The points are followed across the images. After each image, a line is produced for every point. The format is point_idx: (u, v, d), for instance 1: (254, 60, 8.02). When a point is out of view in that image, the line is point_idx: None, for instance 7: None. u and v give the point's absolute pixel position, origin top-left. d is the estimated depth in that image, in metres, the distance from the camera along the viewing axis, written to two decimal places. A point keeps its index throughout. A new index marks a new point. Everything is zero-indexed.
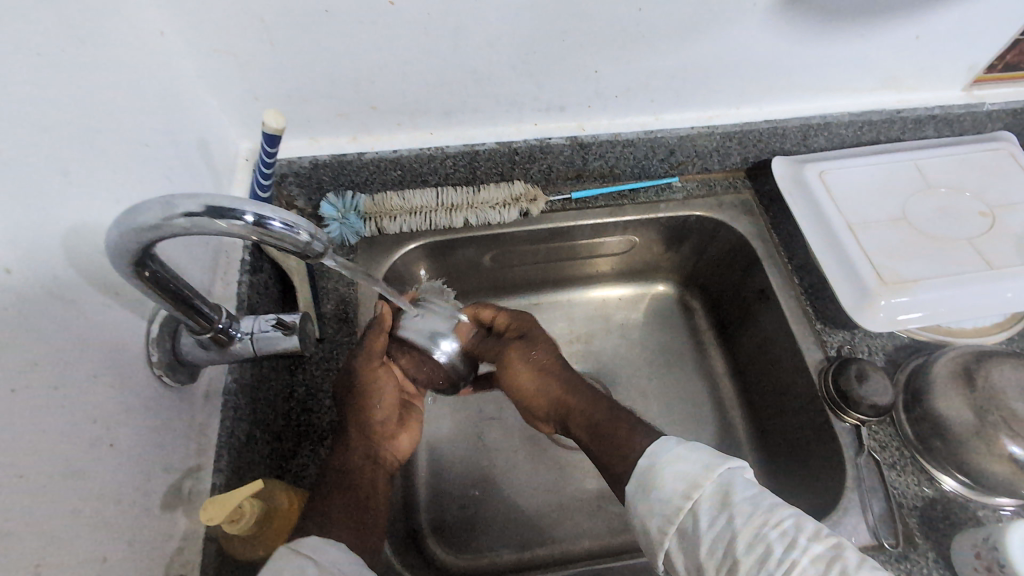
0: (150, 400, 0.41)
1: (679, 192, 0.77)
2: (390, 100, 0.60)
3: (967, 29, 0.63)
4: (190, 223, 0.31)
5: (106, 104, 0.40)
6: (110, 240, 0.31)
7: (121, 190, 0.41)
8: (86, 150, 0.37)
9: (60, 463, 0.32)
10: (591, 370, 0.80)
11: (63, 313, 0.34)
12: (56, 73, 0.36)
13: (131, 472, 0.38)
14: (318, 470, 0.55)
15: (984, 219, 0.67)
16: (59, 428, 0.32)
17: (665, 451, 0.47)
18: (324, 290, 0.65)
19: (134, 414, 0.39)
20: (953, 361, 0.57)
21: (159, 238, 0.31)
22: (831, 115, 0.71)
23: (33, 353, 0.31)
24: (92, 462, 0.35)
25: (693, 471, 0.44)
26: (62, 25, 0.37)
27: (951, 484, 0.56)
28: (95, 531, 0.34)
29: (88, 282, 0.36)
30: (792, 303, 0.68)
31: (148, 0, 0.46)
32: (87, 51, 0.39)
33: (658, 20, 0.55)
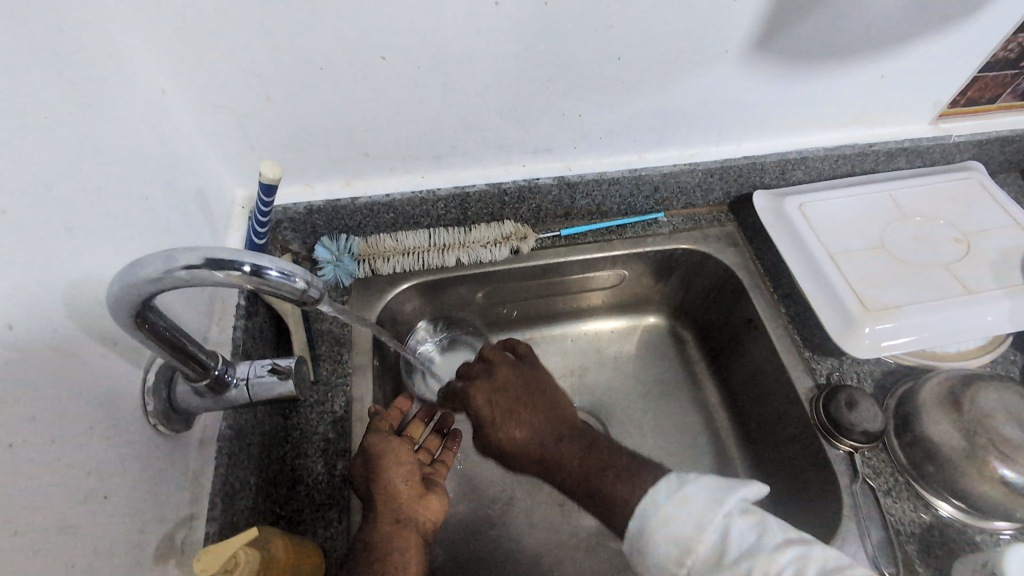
0: (145, 449, 0.41)
1: (664, 227, 0.79)
2: (382, 147, 0.62)
3: (928, 68, 0.67)
4: (189, 276, 0.32)
5: (109, 160, 0.42)
6: (111, 294, 0.32)
7: (121, 242, 0.42)
8: (89, 206, 0.39)
9: (56, 516, 0.32)
10: (586, 404, 0.80)
11: (61, 366, 0.34)
12: (62, 134, 0.37)
13: (126, 524, 0.38)
14: (314, 515, 0.54)
15: (959, 245, 0.69)
16: (52, 481, 0.32)
17: (655, 510, 0.47)
18: (318, 332, 0.65)
19: (128, 464, 0.39)
20: (939, 385, 0.59)
21: (159, 291, 0.32)
22: (807, 150, 0.74)
23: (31, 406, 0.32)
24: (86, 514, 0.34)
25: (685, 533, 0.45)
26: (66, 87, 0.38)
27: (948, 510, 0.56)
28: None
29: (87, 333, 0.37)
30: (780, 332, 0.69)
31: (150, 61, 0.48)
32: (90, 109, 0.41)
33: (637, 67, 0.58)
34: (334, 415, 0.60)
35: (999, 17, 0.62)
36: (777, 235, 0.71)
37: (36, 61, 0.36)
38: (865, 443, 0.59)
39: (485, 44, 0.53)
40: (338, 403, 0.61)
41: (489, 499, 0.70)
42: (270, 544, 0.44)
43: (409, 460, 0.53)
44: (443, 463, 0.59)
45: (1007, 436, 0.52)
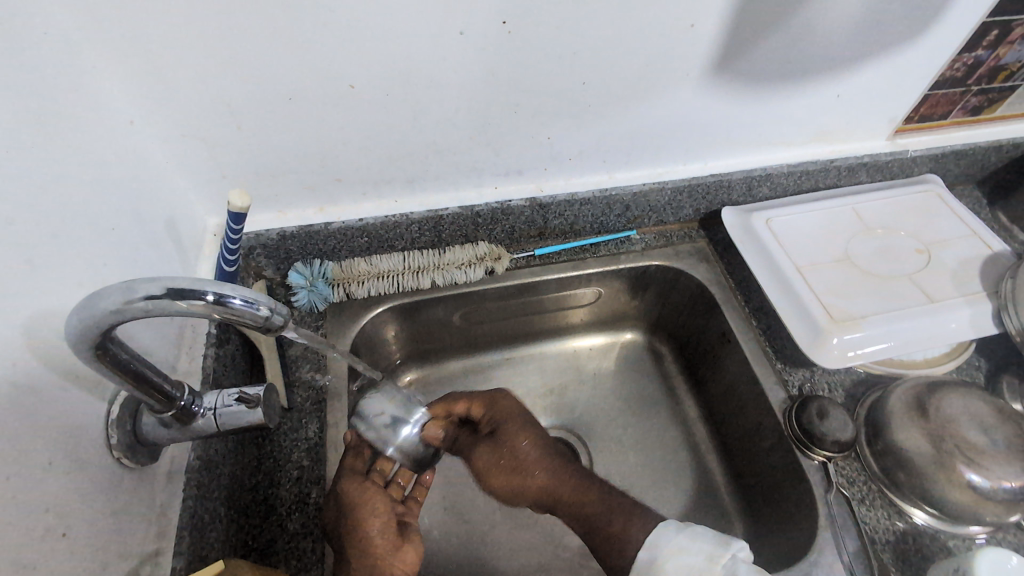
0: (107, 484, 0.40)
1: (637, 244, 0.80)
2: (354, 172, 0.63)
3: (881, 87, 0.70)
4: (149, 305, 0.32)
5: (74, 191, 0.42)
6: (72, 328, 0.32)
7: (86, 273, 0.41)
8: (52, 239, 0.39)
9: (10, 555, 0.31)
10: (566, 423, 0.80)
11: (18, 400, 0.34)
12: (25, 167, 0.37)
13: (86, 561, 0.37)
14: (287, 546, 0.53)
15: (919, 256, 0.71)
16: (5, 518, 0.31)
17: (665, 542, 0.49)
18: (291, 357, 0.65)
19: (89, 499, 0.38)
20: (906, 393, 0.60)
21: (120, 323, 0.32)
22: (771, 167, 0.76)
23: None
24: (42, 553, 0.33)
25: (696, 563, 0.47)
26: (30, 121, 0.38)
27: (921, 517, 0.57)
28: None
29: (46, 366, 0.36)
30: (752, 344, 0.70)
31: (118, 93, 0.49)
32: (54, 141, 0.41)
33: (601, 90, 0.60)
34: (308, 442, 0.59)
35: (945, 37, 0.65)
36: (745, 249, 0.73)
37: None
38: (836, 452, 0.60)
39: (452, 71, 0.54)
40: (311, 429, 0.60)
41: (468, 522, 0.69)
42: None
43: (386, 512, 0.51)
44: (415, 501, 0.58)
45: (972, 441, 0.54)
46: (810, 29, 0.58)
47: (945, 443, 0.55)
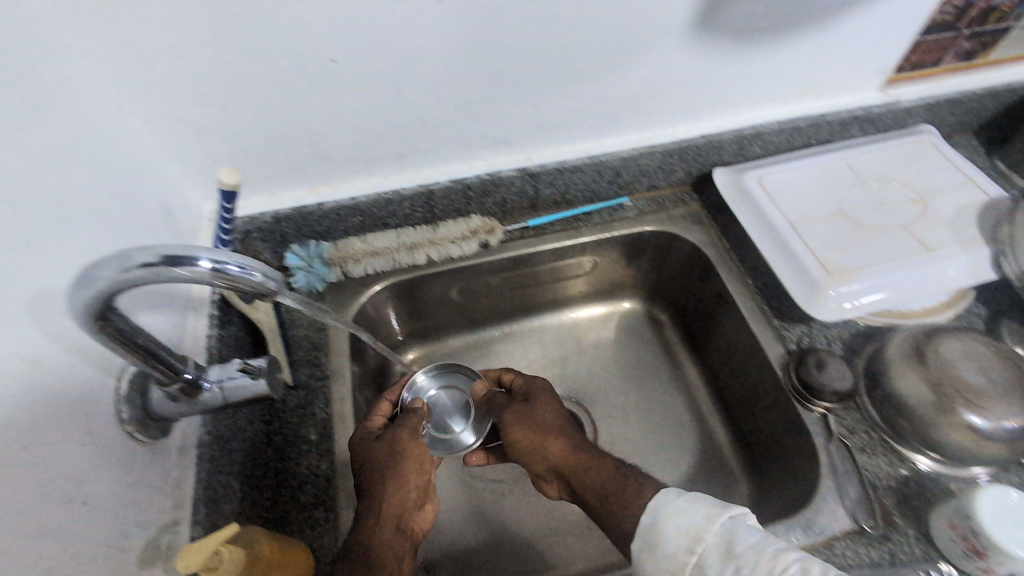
0: (131, 463, 0.42)
1: (631, 210, 0.79)
2: (338, 151, 0.61)
3: (872, 36, 0.67)
4: (146, 274, 0.31)
5: (61, 159, 0.41)
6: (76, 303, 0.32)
7: (97, 238, 0.43)
8: (55, 205, 0.39)
9: (56, 499, 0.34)
10: (569, 393, 0.80)
11: (36, 379, 0.35)
12: (19, 149, 0.37)
13: (128, 513, 0.40)
14: (301, 516, 0.54)
15: (915, 206, 0.70)
16: (42, 489, 0.33)
17: (665, 503, 0.47)
18: (295, 337, 0.65)
19: (113, 473, 0.39)
20: (903, 341, 0.59)
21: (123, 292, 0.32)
22: (761, 125, 0.74)
23: (38, 416, 0.34)
24: (70, 519, 0.35)
25: (694, 525, 0.45)
26: (13, 119, 0.37)
27: (925, 463, 0.57)
28: (84, 541, 0.36)
29: (63, 350, 0.37)
30: (749, 304, 0.70)
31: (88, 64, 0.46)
32: (54, 142, 0.41)
33: (585, 52, 0.58)
34: (324, 425, 0.59)
35: None
36: (739, 211, 0.72)
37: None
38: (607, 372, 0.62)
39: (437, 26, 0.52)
40: (320, 405, 0.60)
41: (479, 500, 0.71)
42: (255, 542, 0.44)
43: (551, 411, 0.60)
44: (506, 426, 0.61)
45: (971, 383, 0.54)
46: None
47: (931, 373, 0.56)
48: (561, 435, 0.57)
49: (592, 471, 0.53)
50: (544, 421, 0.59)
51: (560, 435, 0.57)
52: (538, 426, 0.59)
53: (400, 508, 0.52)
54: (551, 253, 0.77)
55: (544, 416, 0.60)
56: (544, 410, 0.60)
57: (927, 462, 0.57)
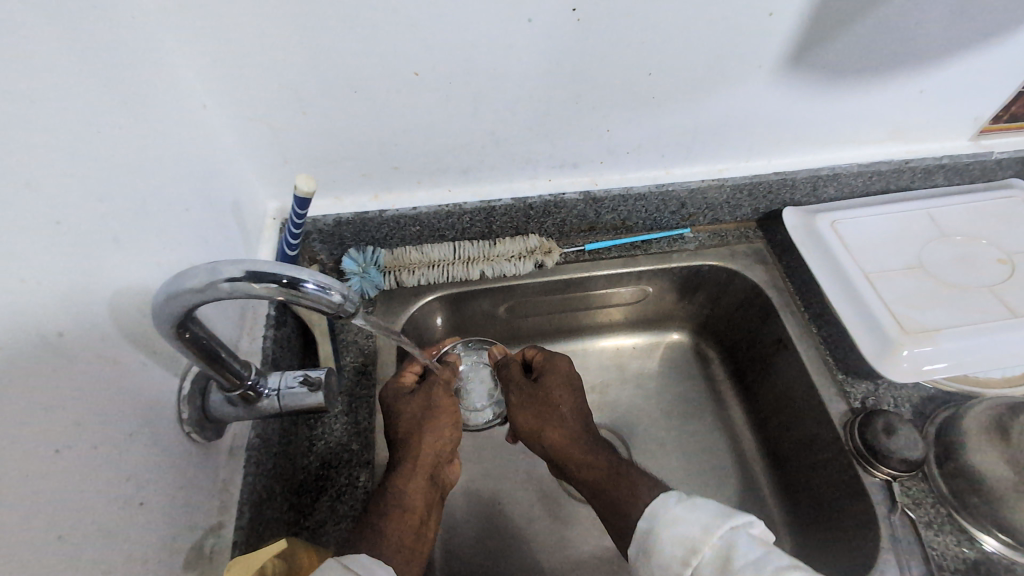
0: (182, 460, 0.42)
1: (691, 242, 0.77)
2: (407, 161, 0.61)
3: (972, 84, 0.64)
4: (231, 288, 0.32)
5: (149, 154, 0.42)
6: (157, 307, 0.32)
7: (173, 234, 0.44)
8: (139, 200, 0.40)
9: (115, 495, 0.34)
10: (608, 423, 0.77)
11: (107, 372, 0.35)
12: (114, 144, 0.38)
13: (175, 512, 0.40)
14: (337, 526, 0.53)
15: (1002, 266, 0.66)
16: (103, 483, 0.33)
17: (662, 511, 0.47)
18: (343, 342, 0.65)
19: (166, 470, 0.40)
20: (984, 413, 0.55)
21: (202, 303, 0.32)
22: (839, 167, 0.71)
23: (105, 411, 0.34)
24: (125, 517, 0.35)
25: (692, 534, 0.45)
26: (110, 116, 0.38)
27: (993, 544, 0.53)
28: (137, 538, 0.36)
29: (135, 346, 0.38)
30: (811, 353, 0.67)
31: (183, 63, 0.47)
32: (144, 139, 0.42)
33: (666, 80, 0.57)
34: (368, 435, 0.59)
35: None
36: (808, 255, 0.69)
37: (70, 67, 0.35)
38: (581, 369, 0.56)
39: (521, 44, 0.51)
40: (365, 415, 0.60)
41: (511, 525, 0.69)
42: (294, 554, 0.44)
43: (567, 392, 0.61)
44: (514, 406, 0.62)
45: None
46: (881, 23, 0.54)
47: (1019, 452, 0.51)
48: (566, 421, 0.59)
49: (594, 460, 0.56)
50: (554, 404, 0.60)
51: (569, 423, 0.59)
52: (547, 408, 0.60)
53: (418, 476, 0.53)
54: (604, 279, 0.75)
55: (560, 396, 0.61)
56: (558, 392, 0.61)
57: (996, 543, 0.53)
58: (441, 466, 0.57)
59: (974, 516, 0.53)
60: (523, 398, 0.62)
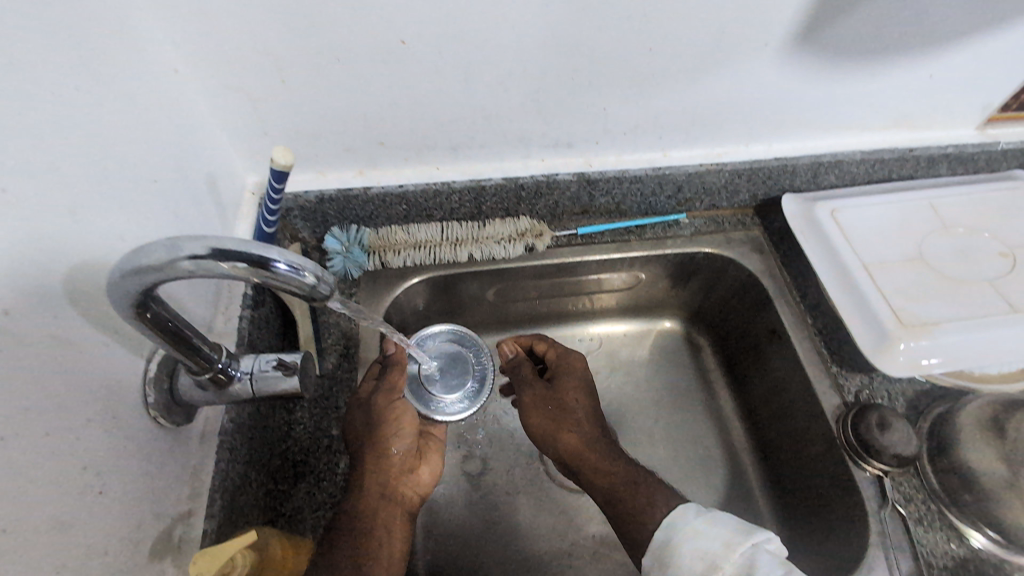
0: (148, 446, 0.40)
1: (686, 228, 0.75)
2: (393, 136, 0.58)
3: (983, 69, 0.61)
4: (194, 266, 0.29)
5: (113, 120, 0.39)
6: (112, 285, 0.30)
7: (139, 207, 0.41)
8: (100, 169, 0.37)
9: (73, 484, 0.32)
10: None
11: (62, 353, 0.33)
12: (70, 107, 0.35)
13: (141, 500, 0.38)
14: (314, 514, 0.52)
15: (1004, 260, 0.64)
16: (58, 473, 0.31)
17: (683, 525, 0.46)
18: (325, 324, 0.63)
19: (130, 456, 0.38)
20: (980, 409, 0.54)
21: (163, 282, 0.30)
22: (842, 153, 0.69)
23: (60, 395, 0.32)
24: (84, 507, 0.33)
25: (712, 550, 0.44)
26: (67, 76, 0.35)
27: (982, 541, 0.52)
28: (97, 529, 0.34)
29: (94, 325, 0.35)
30: (805, 344, 0.65)
31: (151, 23, 0.44)
32: (108, 102, 0.39)
33: (667, 56, 0.54)
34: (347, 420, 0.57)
35: None
36: (806, 243, 0.67)
37: (20, 20, 0.32)
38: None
39: (514, 14, 0.48)
40: (345, 399, 0.58)
41: (493, 513, 0.68)
42: (268, 545, 0.42)
43: (581, 391, 0.58)
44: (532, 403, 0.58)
45: None
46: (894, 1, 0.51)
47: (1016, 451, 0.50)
48: (583, 426, 0.56)
49: (614, 467, 0.53)
50: (573, 407, 0.57)
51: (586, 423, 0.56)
52: (565, 411, 0.57)
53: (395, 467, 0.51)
54: (596, 264, 0.73)
55: (579, 392, 0.58)
56: (573, 395, 0.58)
57: (986, 540, 0.52)
58: (409, 473, 0.52)
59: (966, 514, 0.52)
60: (541, 392, 0.59)
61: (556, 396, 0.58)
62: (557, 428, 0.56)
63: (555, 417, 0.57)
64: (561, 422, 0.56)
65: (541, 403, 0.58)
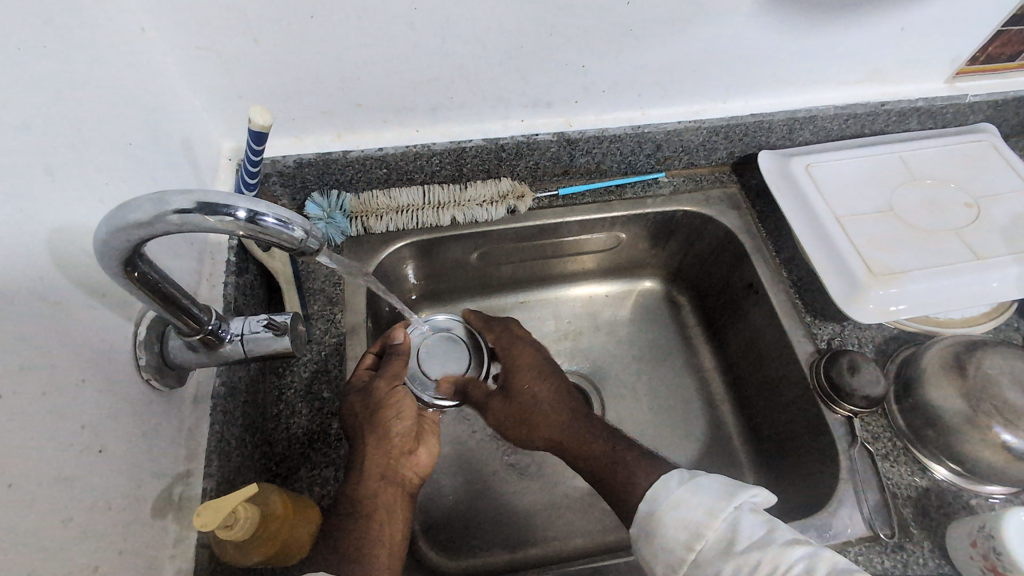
0: (142, 408, 0.40)
1: (665, 187, 0.76)
2: (372, 97, 0.57)
3: (951, 21, 0.63)
4: (181, 221, 0.29)
5: (84, 81, 0.38)
6: (99, 242, 0.30)
7: (116, 170, 0.41)
8: (75, 131, 0.37)
9: (71, 443, 0.33)
10: (580, 369, 0.78)
11: (51, 315, 0.33)
12: (39, 66, 0.34)
13: (139, 460, 0.39)
14: (310, 473, 0.53)
15: (969, 209, 0.66)
16: (56, 433, 0.32)
17: (666, 495, 0.46)
18: (310, 291, 0.63)
19: (126, 417, 0.38)
20: (943, 351, 0.57)
21: (151, 238, 0.30)
22: (816, 108, 0.70)
23: (52, 356, 0.32)
24: (84, 466, 0.34)
25: (695, 519, 0.44)
26: (34, 34, 0.34)
27: (943, 472, 0.56)
28: (98, 487, 0.34)
29: (80, 288, 0.35)
30: (781, 296, 0.67)
31: None
32: (77, 62, 0.38)
33: (645, 11, 0.54)
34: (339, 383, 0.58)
35: None
36: (782, 198, 0.69)
37: None
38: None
39: None
40: (334, 362, 0.59)
41: (484, 469, 0.71)
42: (268, 500, 0.43)
43: (534, 375, 0.60)
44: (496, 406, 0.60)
45: (1012, 402, 0.51)
46: None
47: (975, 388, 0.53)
48: (548, 415, 0.58)
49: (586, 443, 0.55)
50: (530, 402, 0.59)
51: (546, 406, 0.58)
52: (525, 411, 0.59)
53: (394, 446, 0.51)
54: (578, 224, 0.74)
55: (531, 385, 0.60)
56: (529, 388, 0.60)
57: (946, 472, 0.56)
58: (409, 454, 0.53)
59: (930, 449, 0.56)
60: (499, 398, 0.60)
61: (513, 396, 0.60)
62: (526, 427, 0.59)
63: (520, 415, 0.59)
64: (528, 424, 0.59)
65: (506, 408, 0.60)
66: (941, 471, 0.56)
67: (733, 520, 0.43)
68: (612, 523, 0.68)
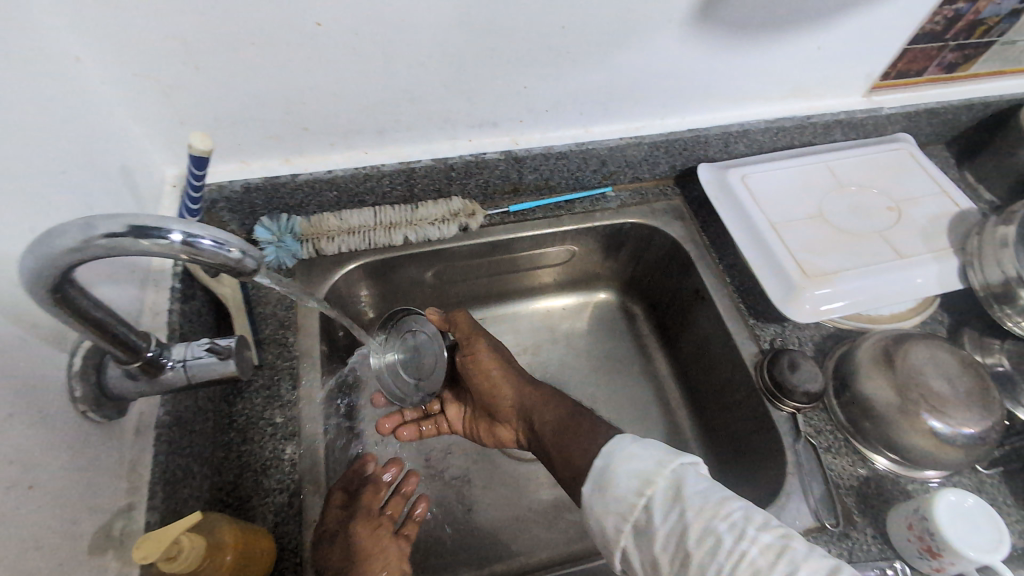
0: (78, 441, 0.39)
1: (613, 201, 0.78)
2: (318, 121, 0.58)
3: (863, 41, 0.68)
4: (111, 244, 0.29)
5: (14, 110, 0.38)
6: (25, 270, 0.29)
7: (49, 200, 0.40)
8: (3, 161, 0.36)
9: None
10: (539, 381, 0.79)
11: None
12: None
13: (73, 495, 0.37)
14: (264, 502, 0.52)
15: (891, 213, 0.71)
16: None
17: (620, 450, 0.47)
18: (262, 316, 0.62)
19: (59, 451, 0.37)
20: (874, 345, 0.61)
21: (81, 264, 0.30)
22: (748, 123, 0.74)
23: None
24: (12, 503, 0.32)
25: (645, 468, 0.45)
26: None
27: (882, 461, 0.59)
28: (27, 524, 0.33)
29: (7, 319, 0.34)
30: (725, 301, 0.70)
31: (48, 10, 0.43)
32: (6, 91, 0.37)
33: (580, 35, 0.57)
34: (288, 407, 0.57)
35: None
36: (722, 208, 0.72)
37: None
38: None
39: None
40: (283, 386, 0.58)
41: (447, 487, 0.70)
42: (217, 530, 0.42)
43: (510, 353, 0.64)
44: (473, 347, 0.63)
45: (937, 389, 0.54)
46: None
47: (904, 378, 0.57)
48: (524, 379, 0.61)
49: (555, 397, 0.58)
50: (504, 363, 0.62)
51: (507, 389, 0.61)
52: (495, 366, 0.62)
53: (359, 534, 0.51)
54: (530, 240, 0.75)
55: (510, 355, 0.64)
56: (506, 355, 0.63)
57: (885, 460, 0.59)
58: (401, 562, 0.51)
59: (869, 440, 0.59)
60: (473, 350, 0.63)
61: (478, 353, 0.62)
62: (500, 382, 0.61)
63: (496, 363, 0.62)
64: (497, 379, 0.61)
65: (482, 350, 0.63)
66: (880, 460, 0.59)
67: (680, 475, 0.44)
68: (575, 533, 0.69)
